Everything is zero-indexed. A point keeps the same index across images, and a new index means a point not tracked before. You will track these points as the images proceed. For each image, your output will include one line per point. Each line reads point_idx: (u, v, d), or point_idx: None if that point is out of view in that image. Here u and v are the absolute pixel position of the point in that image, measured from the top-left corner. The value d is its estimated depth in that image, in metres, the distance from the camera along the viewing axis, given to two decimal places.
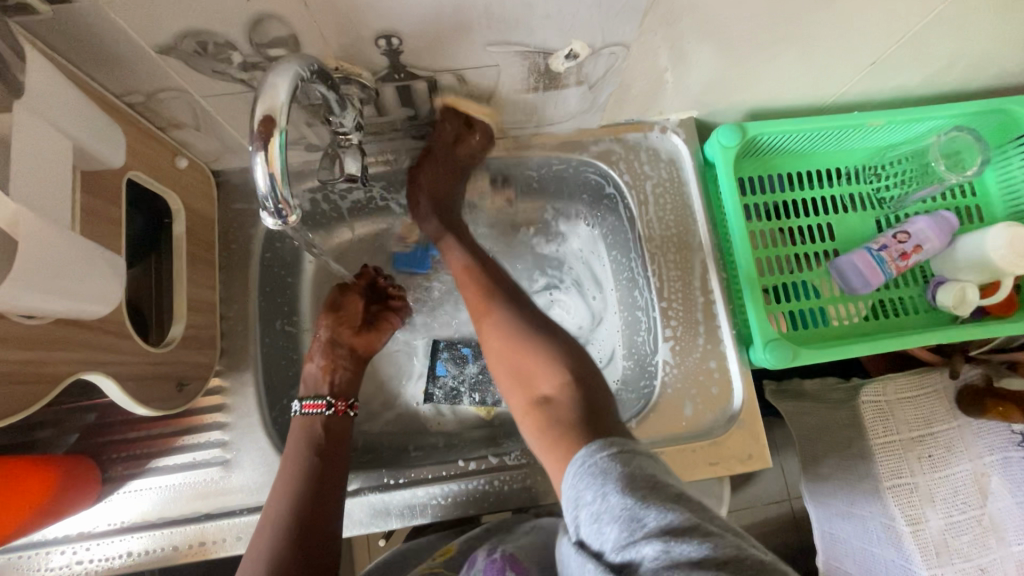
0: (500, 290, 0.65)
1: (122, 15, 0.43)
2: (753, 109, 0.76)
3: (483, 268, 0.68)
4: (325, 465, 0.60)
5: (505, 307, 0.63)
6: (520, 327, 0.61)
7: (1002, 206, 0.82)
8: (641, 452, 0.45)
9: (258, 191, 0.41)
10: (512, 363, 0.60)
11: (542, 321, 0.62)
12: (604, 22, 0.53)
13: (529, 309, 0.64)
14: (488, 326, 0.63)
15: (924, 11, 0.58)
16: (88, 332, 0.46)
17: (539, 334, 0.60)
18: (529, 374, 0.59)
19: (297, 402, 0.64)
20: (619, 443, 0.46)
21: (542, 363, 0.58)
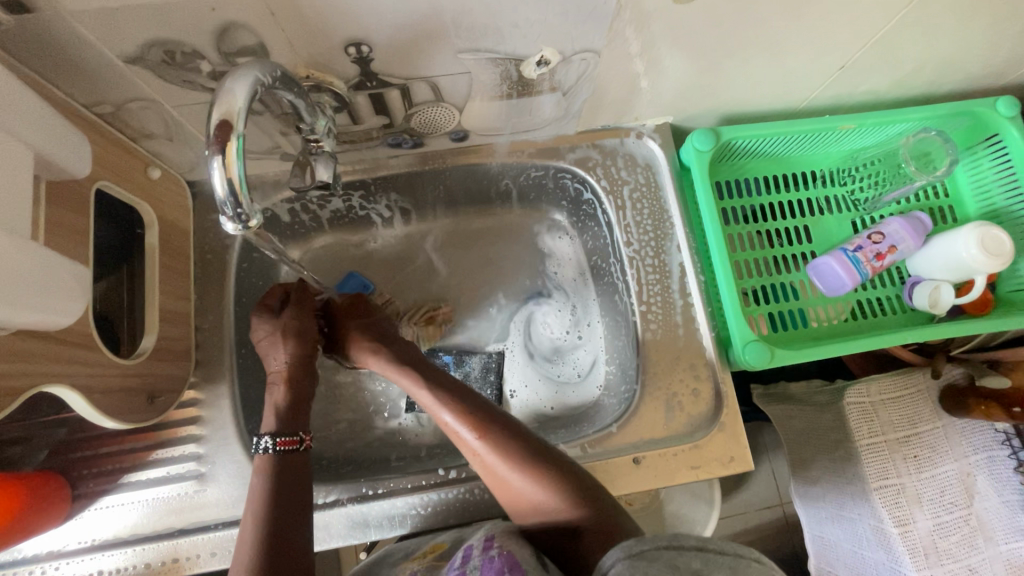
0: (482, 418, 0.59)
1: (87, 24, 0.44)
2: (726, 114, 0.77)
3: (459, 397, 0.61)
4: (290, 488, 0.55)
5: (492, 437, 0.57)
6: (519, 458, 0.56)
7: (974, 205, 0.84)
8: (687, 547, 0.39)
9: (217, 198, 0.40)
10: (519, 496, 0.56)
11: (535, 446, 0.57)
12: (572, 29, 0.54)
13: (514, 429, 0.58)
14: (477, 460, 0.58)
15: (887, 16, 0.60)
16: (50, 344, 0.45)
17: (537, 466, 0.55)
18: (541, 507, 0.55)
19: (268, 438, 0.57)
20: (661, 540, 0.40)
21: (551, 492, 0.54)
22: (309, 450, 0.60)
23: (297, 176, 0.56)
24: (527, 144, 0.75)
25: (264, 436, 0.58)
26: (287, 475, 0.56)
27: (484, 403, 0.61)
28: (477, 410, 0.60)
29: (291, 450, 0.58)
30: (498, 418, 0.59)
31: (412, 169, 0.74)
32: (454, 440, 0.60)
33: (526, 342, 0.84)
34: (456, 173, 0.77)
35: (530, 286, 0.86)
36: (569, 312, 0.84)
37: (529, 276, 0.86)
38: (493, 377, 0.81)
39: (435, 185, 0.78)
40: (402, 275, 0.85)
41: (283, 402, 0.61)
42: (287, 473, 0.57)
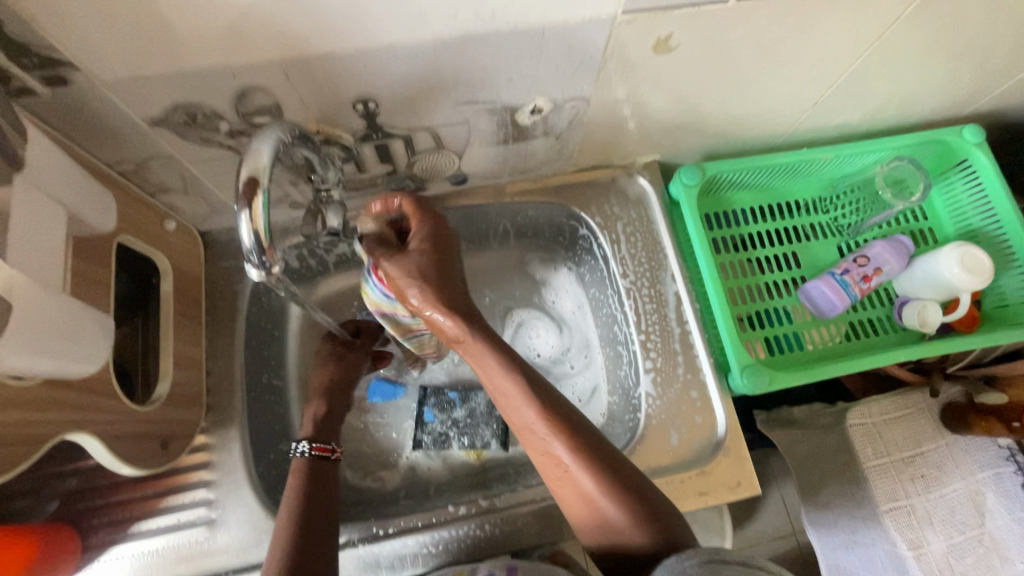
0: (568, 429, 0.53)
1: (116, 91, 0.47)
2: (710, 150, 0.81)
3: (546, 402, 0.53)
4: (319, 494, 0.60)
5: (576, 454, 0.52)
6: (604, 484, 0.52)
7: (953, 227, 0.88)
8: (730, 561, 0.43)
9: (243, 246, 0.43)
10: (590, 515, 0.53)
11: (619, 469, 0.52)
12: (561, 80, 0.58)
13: (597, 445, 0.53)
14: (553, 468, 0.54)
15: (851, 58, 0.65)
16: (73, 392, 0.47)
17: (618, 491, 0.52)
18: (615, 530, 0.52)
19: (304, 443, 0.64)
20: (705, 553, 0.44)
21: (626, 520, 0.51)
22: (338, 461, 0.67)
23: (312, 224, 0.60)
24: (524, 184, 0.79)
25: (302, 441, 0.65)
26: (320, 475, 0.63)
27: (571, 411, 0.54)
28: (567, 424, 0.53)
29: (323, 457, 0.64)
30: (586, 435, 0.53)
31: None
32: (529, 440, 0.55)
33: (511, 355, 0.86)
34: (457, 215, 0.80)
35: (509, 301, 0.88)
36: (554, 329, 0.87)
37: (516, 299, 0.88)
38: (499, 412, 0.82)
39: None
40: None
41: (321, 415, 0.68)
42: (315, 477, 0.62)
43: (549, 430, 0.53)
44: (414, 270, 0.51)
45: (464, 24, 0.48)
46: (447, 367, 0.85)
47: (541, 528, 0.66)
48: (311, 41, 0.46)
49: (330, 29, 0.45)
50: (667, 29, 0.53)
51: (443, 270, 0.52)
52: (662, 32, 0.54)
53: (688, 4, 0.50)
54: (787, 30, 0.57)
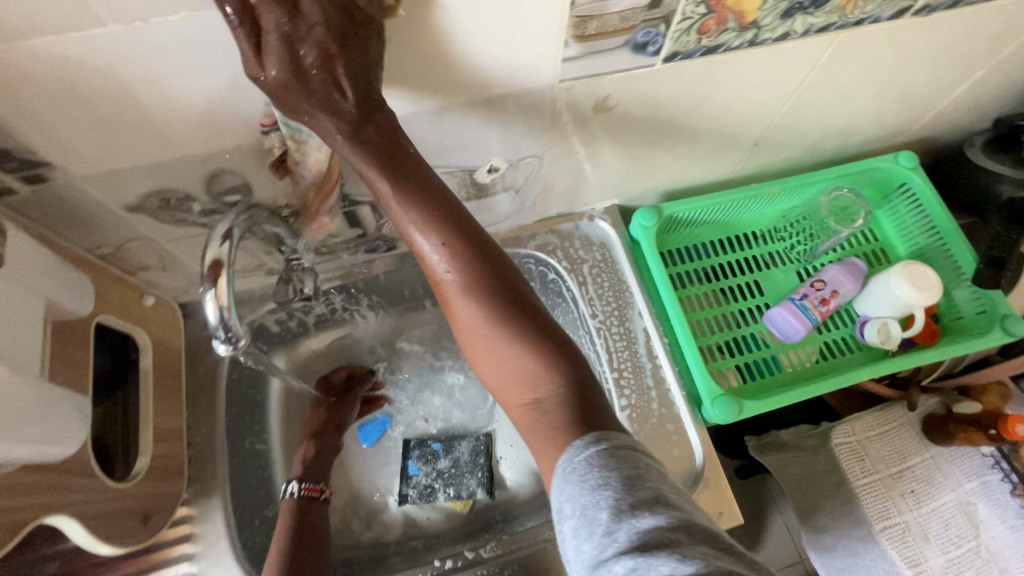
0: (470, 258, 0.47)
1: (93, 184, 0.51)
2: (665, 192, 0.86)
3: (449, 230, 0.47)
4: (306, 542, 0.64)
5: (484, 286, 0.47)
6: (500, 317, 0.47)
7: (903, 246, 0.92)
8: (631, 448, 0.41)
9: (209, 323, 0.45)
10: (492, 358, 0.49)
11: (523, 306, 0.48)
12: (513, 142, 0.63)
13: (506, 281, 0.48)
14: (456, 306, 0.49)
15: (779, 102, 0.70)
16: (52, 475, 0.48)
17: (521, 328, 0.47)
18: (510, 363, 0.48)
19: (296, 483, 0.69)
20: (610, 441, 0.41)
21: (528, 359, 0.47)
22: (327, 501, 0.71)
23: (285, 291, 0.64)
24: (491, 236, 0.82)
25: (292, 481, 0.69)
26: (308, 517, 0.67)
27: (482, 238, 0.48)
28: (469, 250, 0.47)
29: (312, 497, 0.68)
30: (487, 265, 0.48)
31: (391, 269, 0.81)
32: (433, 276, 0.49)
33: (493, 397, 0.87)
34: None
35: None
36: None
37: None
38: (483, 459, 0.82)
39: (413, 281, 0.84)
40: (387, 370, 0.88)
41: (310, 456, 0.73)
42: (305, 520, 0.67)
43: (451, 260, 0.47)
44: (314, 110, 0.41)
45: (416, 101, 0.52)
46: (430, 418, 0.86)
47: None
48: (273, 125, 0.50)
49: None
50: (603, 92, 0.58)
51: (361, 122, 0.43)
52: (599, 94, 0.59)
53: (618, 70, 0.55)
54: (714, 84, 0.63)
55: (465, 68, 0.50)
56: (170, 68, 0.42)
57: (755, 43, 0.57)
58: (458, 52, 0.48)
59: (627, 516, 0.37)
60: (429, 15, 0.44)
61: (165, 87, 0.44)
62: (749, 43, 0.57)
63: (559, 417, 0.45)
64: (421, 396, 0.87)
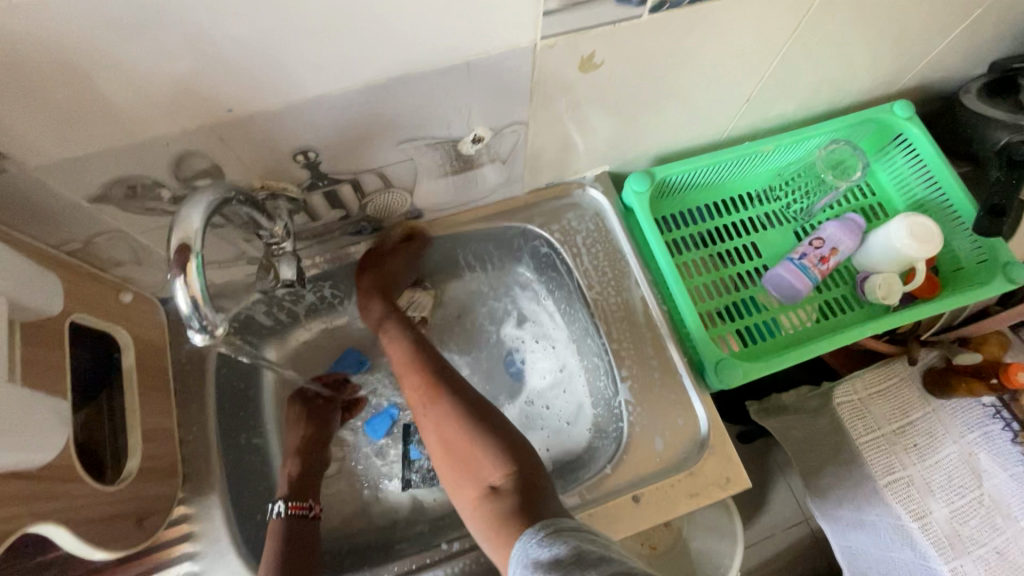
0: (449, 382, 0.65)
1: (50, 175, 0.48)
2: (657, 156, 0.83)
3: (435, 366, 0.68)
4: (299, 555, 0.60)
5: (457, 402, 0.63)
6: (457, 412, 0.62)
7: (899, 198, 0.91)
8: (572, 529, 0.45)
9: (182, 313, 0.42)
10: (457, 459, 0.59)
11: (476, 410, 0.62)
12: (497, 110, 0.60)
13: (478, 400, 0.64)
14: (428, 412, 0.64)
15: (773, 53, 0.67)
16: (33, 483, 0.46)
17: (476, 432, 0.59)
18: (461, 456, 0.59)
19: (281, 502, 0.64)
20: (556, 526, 0.47)
21: (488, 456, 0.57)
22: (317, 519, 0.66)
23: (266, 278, 0.60)
24: (479, 212, 0.80)
25: (277, 500, 0.65)
26: (296, 537, 0.63)
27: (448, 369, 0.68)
28: (439, 371, 0.67)
29: (300, 516, 0.64)
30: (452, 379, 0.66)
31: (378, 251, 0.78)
32: (415, 401, 0.66)
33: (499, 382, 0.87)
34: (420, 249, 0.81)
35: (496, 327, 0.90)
36: (551, 357, 0.86)
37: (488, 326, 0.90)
38: None
39: None
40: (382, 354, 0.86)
41: (296, 473, 0.71)
42: (293, 539, 0.62)
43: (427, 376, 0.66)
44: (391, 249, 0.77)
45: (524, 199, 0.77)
46: None
47: None
48: (239, 99, 0.47)
49: (260, 88, 0.47)
50: (590, 48, 0.55)
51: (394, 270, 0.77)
52: (585, 51, 0.55)
53: (601, 23, 0.52)
54: (705, 38, 0.60)
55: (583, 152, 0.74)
56: (340, 24, 0.43)
57: None
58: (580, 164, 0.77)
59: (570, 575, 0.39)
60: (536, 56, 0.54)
61: (332, 51, 0.46)
62: None
63: (501, 493, 0.53)
64: None
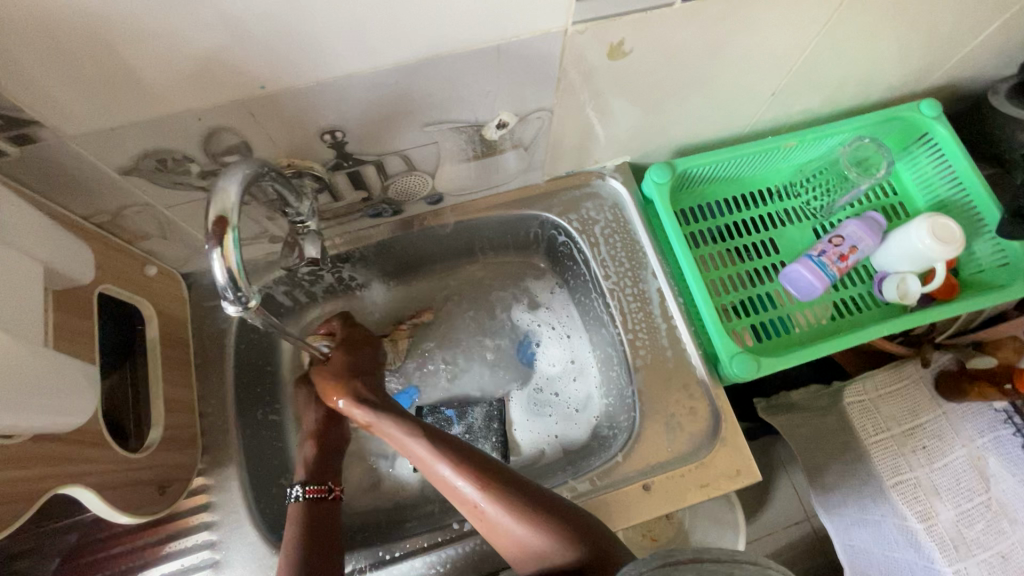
0: (496, 479, 0.58)
1: (84, 145, 0.49)
2: (678, 147, 0.83)
3: (477, 463, 0.59)
4: (321, 536, 0.60)
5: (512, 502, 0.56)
6: (502, 503, 0.56)
7: (921, 198, 0.90)
8: (682, 562, 0.40)
9: (217, 284, 0.44)
10: (529, 553, 0.55)
11: (521, 493, 0.57)
12: (523, 97, 0.60)
13: (513, 479, 0.59)
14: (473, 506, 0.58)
15: (802, 47, 0.66)
16: (62, 446, 0.47)
17: (534, 520, 0.55)
18: (527, 546, 0.55)
19: (298, 487, 0.64)
20: (657, 559, 0.41)
21: (556, 543, 0.54)
22: (337, 500, 0.66)
23: (290, 256, 0.62)
24: (498, 198, 0.80)
25: (295, 486, 0.64)
26: (318, 521, 0.62)
27: (469, 451, 0.61)
28: (461, 456, 0.60)
29: (320, 498, 0.63)
30: (477, 461, 0.60)
31: (396, 235, 0.79)
32: (453, 495, 0.59)
33: (514, 368, 0.87)
34: (439, 234, 0.81)
35: (507, 315, 0.89)
36: (562, 347, 0.86)
37: (504, 312, 0.89)
38: (497, 424, 0.82)
39: (421, 246, 0.82)
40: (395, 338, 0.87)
41: (312, 457, 0.68)
42: (315, 522, 0.61)
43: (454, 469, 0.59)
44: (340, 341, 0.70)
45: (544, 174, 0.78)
46: (443, 387, 0.86)
47: None
48: (272, 75, 0.47)
49: (293, 66, 0.47)
50: (619, 35, 0.55)
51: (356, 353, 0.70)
52: (615, 38, 0.55)
53: (633, 11, 0.52)
54: (735, 29, 0.59)
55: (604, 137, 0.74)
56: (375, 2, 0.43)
57: None
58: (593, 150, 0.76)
59: None
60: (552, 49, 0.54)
61: (365, 30, 0.46)
62: None
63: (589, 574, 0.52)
64: (434, 362, 0.87)
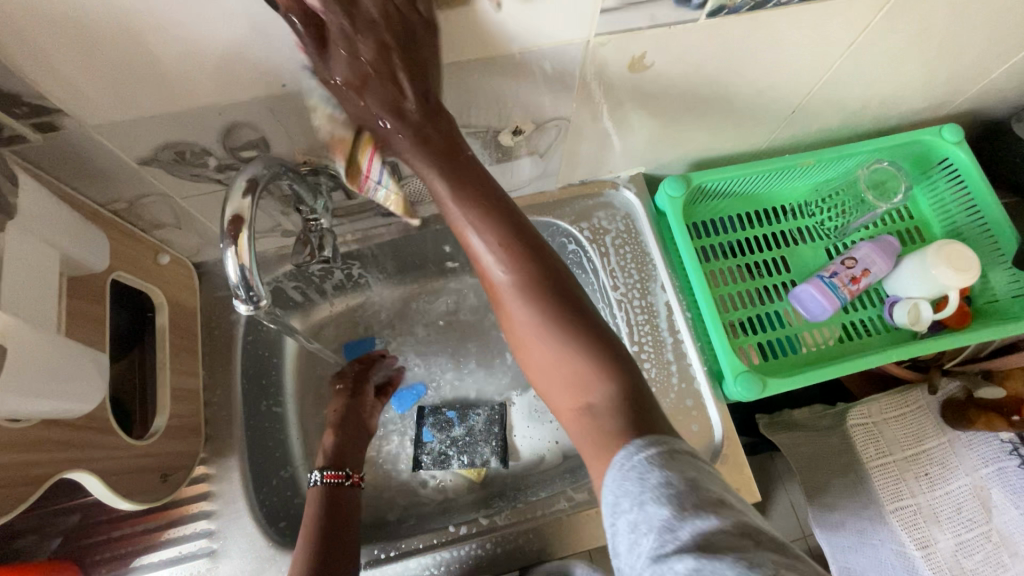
0: (545, 283, 0.46)
1: (105, 134, 0.49)
2: (693, 161, 0.82)
3: (529, 256, 0.47)
4: (340, 523, 0.61)
5: (578, 329, 0.45)
6: (542, 304, 0.46)
7: (938, 224, 0.89)
8: (683, 451, 0.39)
9: (230, 281, 0.45)
10: (551, 366, 0.46)
11: (567, 305, 0.46)
12: (542, 104, 0.60)
13: (566, 288, 0.47)
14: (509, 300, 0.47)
15: (825, 67, 0.66)
16: (70, 430, 0.48)
17: (569, 333, 0.45)
18: (548, 358, 0.46)
19: (318, 471, 0.65)
20: (661, 442, 0.39)
21: (587, 369, 0.44)
22: (356, 485, 0.67)
23: (301, 253, 0.60)
24: (511, 203, 0.80)
25: (315, 470, 0.65)
26: (336, 506, 0.63)
27: (533, 241, 0.47)
28: (513, 242, 0.47)
29: (338, 484, 0.65)
30: (533, 251, 0.47)
31: (407, 235, 0.79)
32: (492, 276, 0.48)
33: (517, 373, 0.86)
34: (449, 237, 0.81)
35: None
36: None
37: None
38: (498, 429, 0.82)
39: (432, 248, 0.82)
40: (399, 335, 0.87)
41: (331, 446, 0.70)
42: (334, 507, 0.63)
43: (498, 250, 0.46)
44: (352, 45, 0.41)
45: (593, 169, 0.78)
46: (446, 389, 0.86)
47: (542, 542, 0.65)
48: (292, 74, 0.48)
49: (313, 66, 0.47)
50: (640, 49, 0.55)
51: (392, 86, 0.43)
52: (636, 51, 0.55)
53: (657, 25, 0.51)
54: (759, 44, 0.59)
55: (619, 147, 0.73)
56: None
57: None
58: (609, 158, 0.76)
59: (689, 516, 0.35)
60: (574, 58, 0.54)
61: None
62: None
63: (606, 421, 0.42)
64: (438, 363, 0.87)
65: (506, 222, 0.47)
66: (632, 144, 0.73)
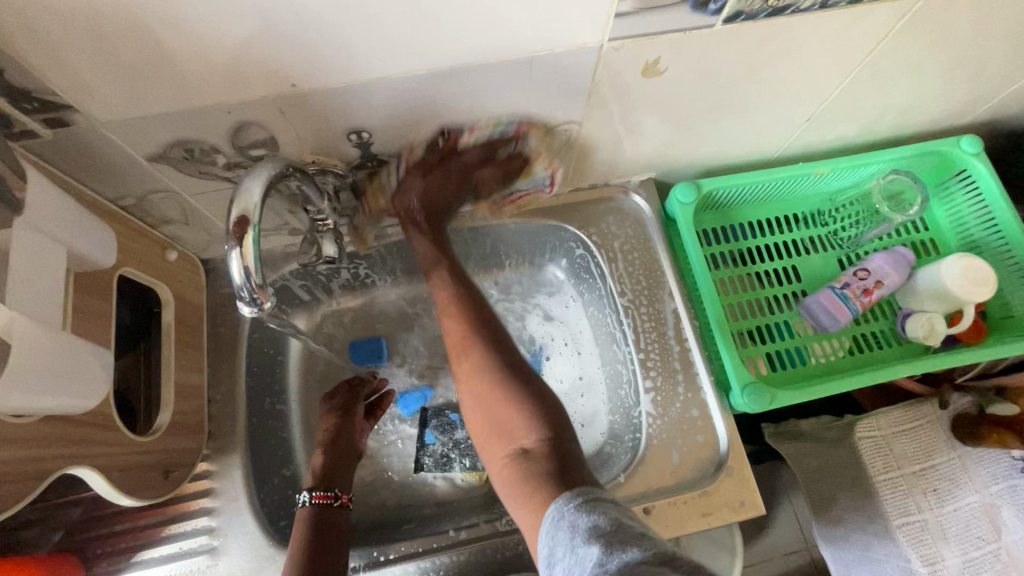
0: (496, 358, 0.63)
1: (115, 131, 0.49)
2: (705, 167, 0.81)
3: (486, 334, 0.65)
4: (328, 543, 0.61)
5: (521, 386, 0.62)
6: (495, 370, 0.63)
7: (953, 236, 0.88)
8: (606, 497, 0.48)
9: (234, 283, 0.44)
10: (495, 419, 0.61)
11: (514, 375, 0.62)
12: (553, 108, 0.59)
13: (517, 364, 0.64)
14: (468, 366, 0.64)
15: (842, 75, 0.65)
16: (74, 426, 0.48)
17: (513, 393, 0.61)
18: (494, 412, 0.61)
19: (307, 491, 0.65)
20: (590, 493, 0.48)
21: (524, 423, 0.59)
22: (345, 506, 0.67)
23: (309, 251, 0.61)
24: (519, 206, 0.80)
25: (303, 491, 0.66)
26: (324, 525, 0.63)
27: (492, 325, 0.66)
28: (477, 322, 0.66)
29: (327, 504, 0.65)
30: (492, 331, 0.66)
31: None
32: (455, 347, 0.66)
33: None
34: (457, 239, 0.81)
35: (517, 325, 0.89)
36: (571, 362, 0.86)
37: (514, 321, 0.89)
38: None
39: None
40: (404, 335, 0.87)
41: (321, 465, 0.69)
42: (322, 527, 0.63)
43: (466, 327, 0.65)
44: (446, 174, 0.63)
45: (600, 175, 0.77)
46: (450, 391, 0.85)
47: None
48: (302, 74, 0.47)
49: (323, 66, 0.47)
50: (654, 54, 0.54)
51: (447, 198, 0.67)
52: (650, 56, 0.54)
53: (672, 30, 0.51)
54: (775, 53, 0.58)
55: (630, 152, 0.72)
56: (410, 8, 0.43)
57: (826, 5, 0.52)
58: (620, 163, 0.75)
59: (615, 549, 0.41)
60: (586, 65, 0.54)
61: (397, 36, 0.45)
62: (820, 5, 0.52)
63: (542, 466, 0.55)
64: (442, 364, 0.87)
65: (472, 302, 0.67)
66: (643, 149, 0.72)
